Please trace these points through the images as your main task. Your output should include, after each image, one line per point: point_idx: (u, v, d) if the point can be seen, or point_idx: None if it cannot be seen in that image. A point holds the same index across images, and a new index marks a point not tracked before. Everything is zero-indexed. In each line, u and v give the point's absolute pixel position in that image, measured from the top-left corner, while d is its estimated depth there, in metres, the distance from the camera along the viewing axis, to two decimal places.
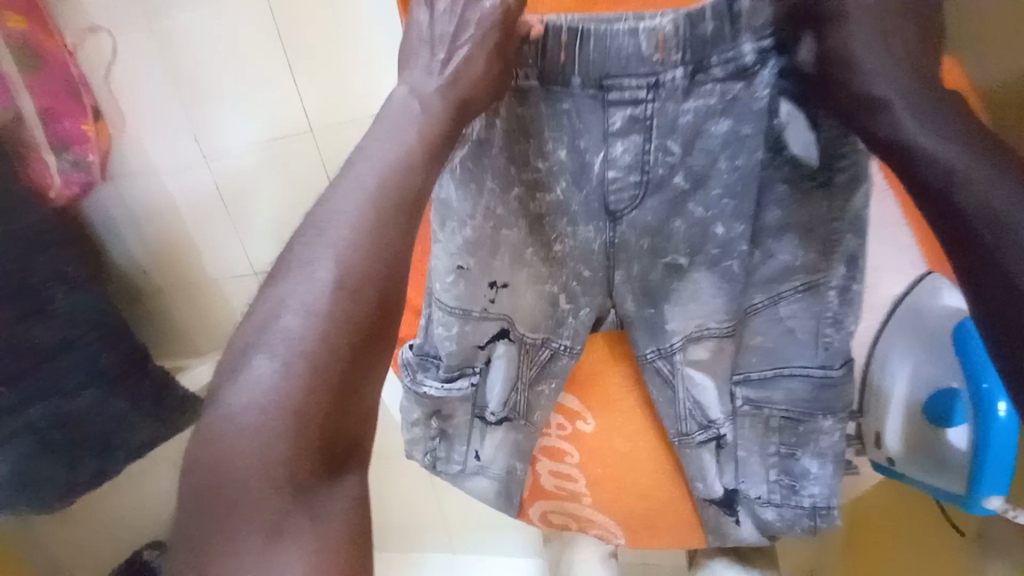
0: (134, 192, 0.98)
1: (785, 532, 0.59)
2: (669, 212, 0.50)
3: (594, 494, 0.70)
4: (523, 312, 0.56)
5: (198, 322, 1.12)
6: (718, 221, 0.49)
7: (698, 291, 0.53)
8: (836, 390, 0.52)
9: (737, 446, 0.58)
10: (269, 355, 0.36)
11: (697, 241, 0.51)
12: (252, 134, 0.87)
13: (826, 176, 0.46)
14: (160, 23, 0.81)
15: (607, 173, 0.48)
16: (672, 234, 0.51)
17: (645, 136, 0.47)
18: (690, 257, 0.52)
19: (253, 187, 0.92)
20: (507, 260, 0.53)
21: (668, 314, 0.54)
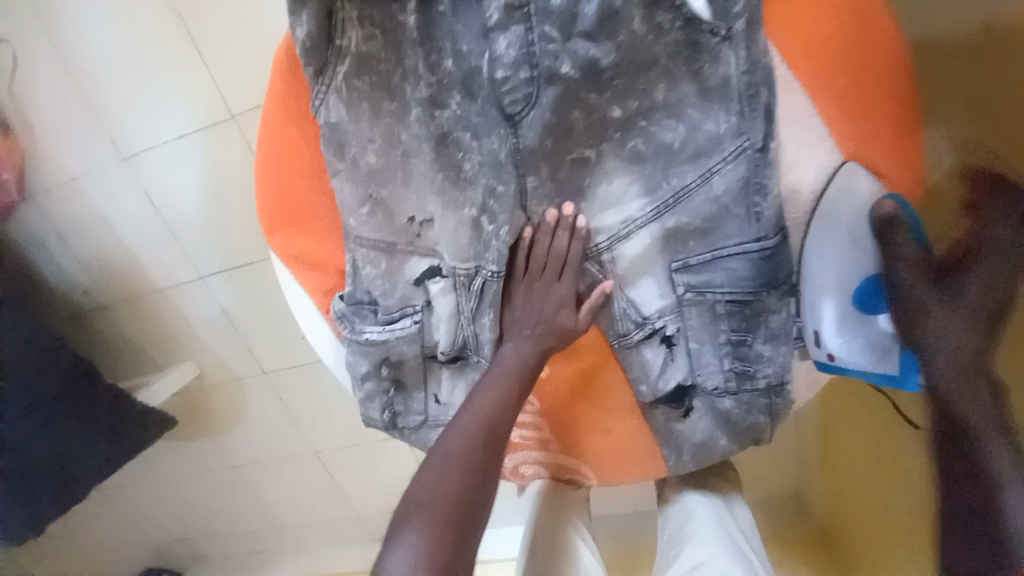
0: (54, 199, 1.15)
1: (743, 418, 0.61)
2: (567, 105, 0.50)
3: (560, 437, 0.70)
4: (448, 243, 0.56)
5: (145, 323, 1.28)
6: (613, 103, 0.50)
7: (613, 187, 0.54)
8: (775, 260, 0.54)
9: (688, 338, 0.60)
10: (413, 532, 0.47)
11: (597, 128, 0.51)
12: (173, 131, 1.04)
13: (726, 29, 0.46)
14: (64, 46, 1.00)
15: (496, 73, 0.49)
16: (573, 128, 0.51)
17: (525, 25, 0.48)
18: (596, 148, 0.53)
19: (175, 183, 1.10)
20: (420, 190, 0.54)
21: (590, 216, 0.56)
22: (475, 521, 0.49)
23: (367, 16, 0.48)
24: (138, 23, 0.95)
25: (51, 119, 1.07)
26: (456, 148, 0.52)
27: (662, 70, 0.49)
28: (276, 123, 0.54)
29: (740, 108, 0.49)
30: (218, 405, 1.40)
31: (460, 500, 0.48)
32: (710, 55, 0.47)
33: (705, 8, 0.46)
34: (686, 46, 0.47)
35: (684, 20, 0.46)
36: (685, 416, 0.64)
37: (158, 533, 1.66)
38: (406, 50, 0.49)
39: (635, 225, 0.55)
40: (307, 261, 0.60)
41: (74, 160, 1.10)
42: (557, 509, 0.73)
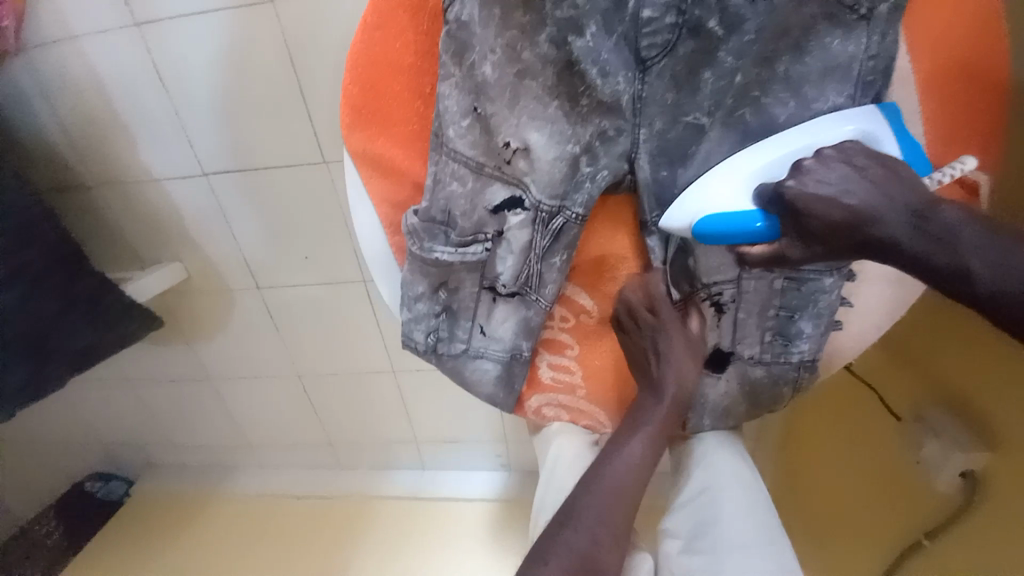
0: (46, 56, 1.02)
1: (769, 386, 0.67)
2: (698, 62, 0.51)
3: (590, 386, 0.72)
4: (539, 176, 0.55)
5: (132, 214, 1.19)
6: (739, 70, 0.51)
7: (711, 153, 0.53)
8: None
9: (738, 308, 0.63)
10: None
11: (720, 96, 0.52)
12: (201, 5, 0.94)
13: (867, 9, 0.47)
14: None
15: (642, 12, 0.49)
16: (700, 86, 0.52)
17: None
18: (711, 116, 0.53)
19: (193, 65, 1.00)
20: (524, 117, 0.52)
21: (682, 179, 0.55)
22: None
23: None
24: None
25: None
26: (580, 80, 0.51)
27: (794, 41, 0.49)
28: (389, 9, 0.51)
29: (853, 93, 0.50)
30: (200, 314, 1.33)
31: None
32: (846, 33, 0.48)
33: None
34: (827, 20, 0.48)
35: None
36: (717, 379, 0.68)
37: (110, 434, 1.60)
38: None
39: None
40: (383, 168, 0.57)
41: (80, 17, 0.98)
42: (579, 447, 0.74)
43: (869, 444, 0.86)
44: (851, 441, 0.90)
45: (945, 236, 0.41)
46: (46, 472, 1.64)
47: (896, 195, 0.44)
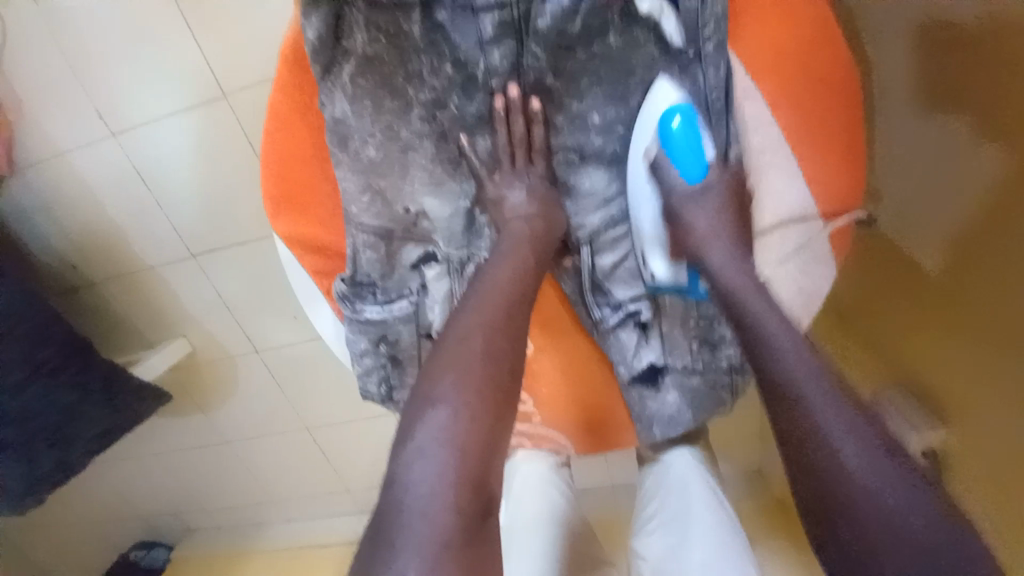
0: (42, 176, 1.15)
1: (706, 393, 0.69)
2: (552, 109, 0.59)
3: (543, 411, 0.75)
4: (440, 228, 0.63)
5: (135, 302, 1.30)
6: (594, 110, 0.58)
7: (592, 181, 0.63)
8: None
9: (660, 322, 0.67)
10: (422, 471, 0.43)
11: (580, 135, 0.60)
12: (164, 108, 1.05)
13: (696, 51, 0.56)
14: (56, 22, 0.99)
15: (492, 81, 0.58)
16: (558, 129, 0.60)
17: (516, 38, 0.56)
18: (581, 154, 0.62)
19: (167, 162, 1.11)
20: (416, 185, 0.60)
21: (573, 210, 0.65)
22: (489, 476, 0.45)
23: (371, 24, 0.54)
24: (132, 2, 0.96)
25: (43, 99, 1.06)
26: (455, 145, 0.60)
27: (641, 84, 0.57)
28: (281, 114, 0.57)
29: (705, 117, 0.58)
30: (210, 382, 1.43)
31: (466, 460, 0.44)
32: (683, 70, 0.56)
33: (677, 36, 0.55)
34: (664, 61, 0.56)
35: (656, 33, 0.55)
36: (657, 393, 0.69)
37: (146, 506, 1.69)
38: (416, 53, 0.56)
39: (613, 219, 0.65)
40: (310, 245, 0.63)
41: (66, 138, 1.10)
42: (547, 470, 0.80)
43: None
44: None
45: (769, 343, 0.51)
46: (88, 546, 1.74)
47: (733, 272, 0.57)
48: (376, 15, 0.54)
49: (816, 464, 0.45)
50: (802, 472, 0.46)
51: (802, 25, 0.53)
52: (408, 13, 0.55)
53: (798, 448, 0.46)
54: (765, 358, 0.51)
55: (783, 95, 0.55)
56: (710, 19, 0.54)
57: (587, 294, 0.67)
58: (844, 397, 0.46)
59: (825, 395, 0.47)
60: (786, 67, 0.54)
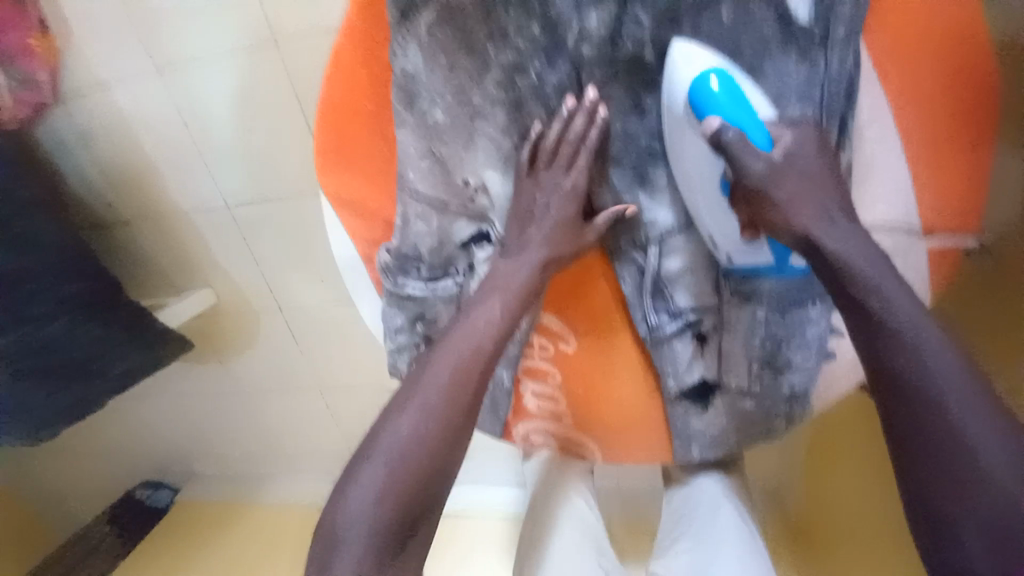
0: (86, 107, 1.14)
1: (760, 419, 0.65)
2: (640, 89, 0.56)
3: (575, 412, 0.71)
4: (499, 208, 0.59)
5: (165, 246, 1.29)
6: None
7: (675, 175, 0.58)
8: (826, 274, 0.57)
9: (722, 337, 0.62)
10: (378, 453, 0.48)
11: (668, 121, 0.56)
12: (215, 50, 1.02)
13: (824, 32, 0.50)
14: None
15: (582, 49, 0.54)
16: (645, 111, 0.57)
17: (619, 3, 0.53)
18: (663, 142, 0.58)
19: (211, 106, 1.08)
20: (480, 157, 0.57)
21: (646, 205, 0.61)
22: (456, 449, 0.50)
23: None
24: None
25: (95, 28, 1.04)
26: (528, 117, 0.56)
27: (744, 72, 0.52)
28: (346, 62, 0.54)
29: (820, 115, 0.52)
30: (230, 334, 1.42)
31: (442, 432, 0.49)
32: (802, 56, 0.51)
33: (803, 12, 0.51)
34: (779, 45, 0.52)
35: (778, 12, 0.51)
36: (703, 411, 0.66)
37: (155, 447, 1.72)
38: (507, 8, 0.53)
39: (688, 221, 0.60)
40: (357, 208, 0.59)
41: (115, 71, 1.08)
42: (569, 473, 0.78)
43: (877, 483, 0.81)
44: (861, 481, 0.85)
45: (923, 356, 0.43)
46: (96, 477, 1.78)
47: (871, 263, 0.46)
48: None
49: (970, 498, 0.41)
50: (946, 505, 0.42)
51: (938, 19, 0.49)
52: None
53: (945, 476, 0.42)
54: (925, 382, 0.43)
55: (908, 95, 0.50)
56: (846, 1, 0.49)
57: (646, 297, 0.63)
58: (1000, 418, 0.42)
59: (989, 428, 0.42)
60: (916, 63, 0.49)
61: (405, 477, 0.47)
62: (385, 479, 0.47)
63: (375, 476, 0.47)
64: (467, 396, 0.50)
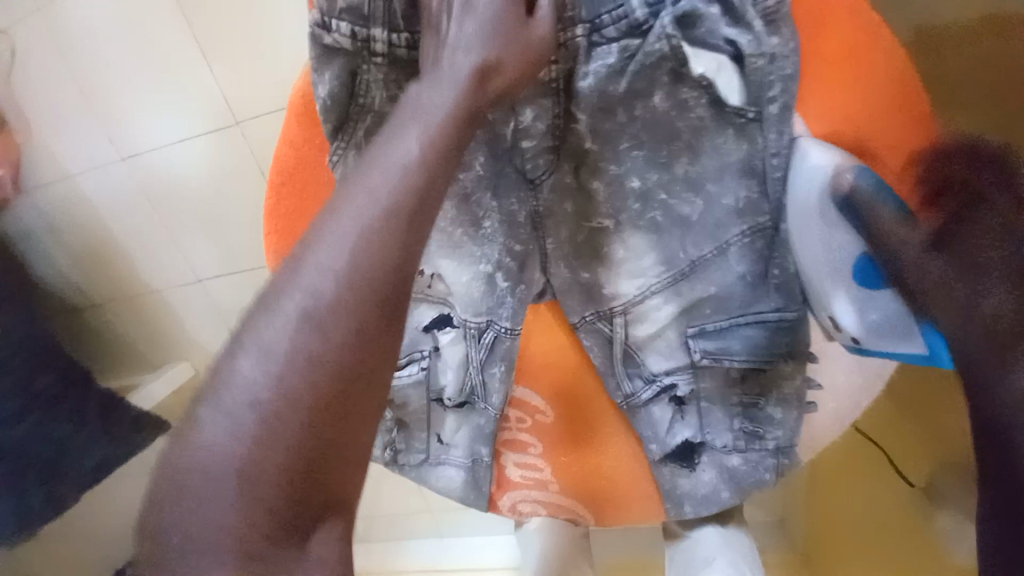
0: (48, 197, 1.13)
1: (749, 476, 0.63)
2: (587, 175, 0.56)
3: (561, 481, 0.68)
4: (460, 294, 0.59)
5: (137, 325, 1.27)
6: (632, 174, 0.55)
7: (631, 249, 0.57)
8: (792, 332, 0.56)
9: (699, 398, 0.61)
10: (233, 412, 0.33)
11: (615, 199, 0.56)
12: (173, 133, 1.01)
13: (756, 112, 0.51)
14: (65, 44, 0.96)
15: (522, 141, 0.56)
16: (593, 194, 0.57)
17: (551, 98, 0.54)
18: (615, 220, 0.57)
19: (173, 187, 1.07)
20: (433, 248, 0.57)
21: (606, 281, 0.59)
22: (317, 460, 0.34)
23: (391, 76, 0.51)
24: (142, 27, 0.93)
25: (53, 120, 1.04)
26: (478, 207, 0.56)
27: (686, 146, 0.53)
28: (290, 166, 0.54)
29: (761, 189, 0.53)
30: None
31: (295, 437, 0.34)
32: (739, 135, 0.52)
33: (735, 95, 0.51)
34: (715, 126, 0.52)
35: (712, 98, 0.51)
36: (691, 471, 0.64)
37: None
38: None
39: (653, 288, 0.58)
40: None
41: (74, 160, 1.08)
42: (563, 537, 0.77)
43: (886, 523, 0.78)
44: (869, 520, 0.82)
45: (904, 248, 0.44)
46: None
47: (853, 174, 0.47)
48: (394, 72, 0.51)
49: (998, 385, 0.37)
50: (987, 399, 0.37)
51: (867, 82, 0.50)
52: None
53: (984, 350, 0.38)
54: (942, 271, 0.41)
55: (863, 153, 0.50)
56: (774, 82, 0.50)
57: (615, 364, 0.62)
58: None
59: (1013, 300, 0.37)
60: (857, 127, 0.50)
61: (269, 454, 0.33)
62: (247, 452, 0.33)
63: (229, 445, 0.33)
64: (329, 354, 0.35)
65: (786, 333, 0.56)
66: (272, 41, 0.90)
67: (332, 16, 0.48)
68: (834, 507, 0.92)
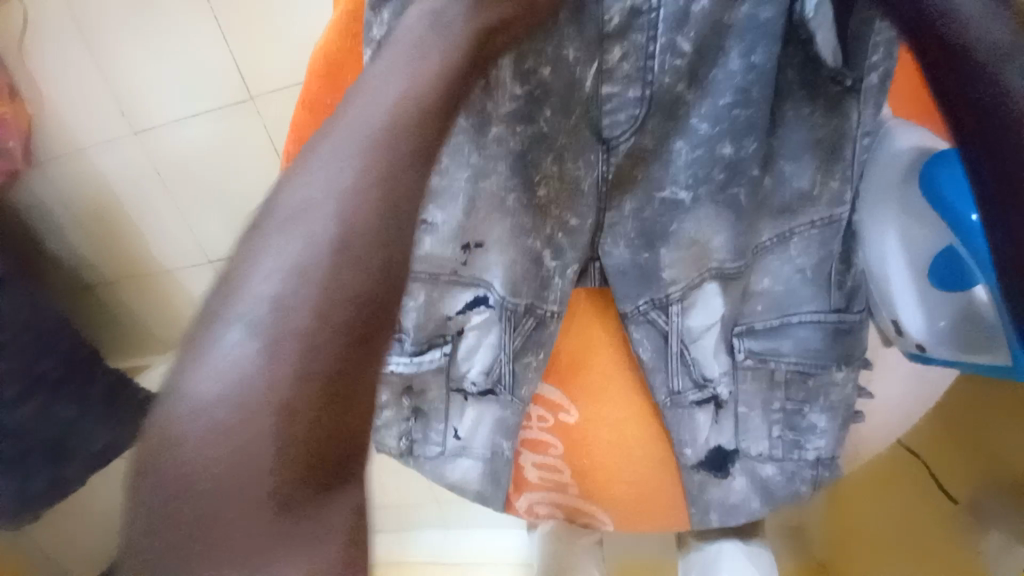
0: (59, 168, 1.10)
1: (784, 486, 0.59)
2: (666, 132, 0.48)
3: (580, 484, 0.64)
4: (502, 272, 0.53)
5: (145, 303, 1.24)
6: (724, 139, 0.47)
7: (694, 230, 0.51)
8: (852, 336, 0.52)
9: (737, 402, 0.57)
10: (246, 323, 0.26)
11: (700, 166, 0.49)
12: (187, 105, 0.98)
13: (854, 81, 0.44)
14: (79, 7, 0.93)
15: (601, 88, 0.46)
16: (672, 157, 0.49)
17: (646, 31, 0.43)
18: (690, 190, 0.50)
19: (184, 162, 1.04)
20: (484, 214, 0.51)
21: (663, 260, 0.53)
22: (341, 408, 0.26)
23: None
24: None
25: (67, 90, 1.01)
26: (532, 169, 0.50)
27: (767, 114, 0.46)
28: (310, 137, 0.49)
29: (846, 174, 0.47)
30: None
31: (305, 365, 0.26)
32: (829, 107, 0.46)
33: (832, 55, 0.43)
34: (795, 95, 0.46)
35: (808, 58, 0.45)
36: (723, 480, 0.60)
37: None
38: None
39: (709, 272, 0.52)
40: None
41: (86, 130, 1.05)
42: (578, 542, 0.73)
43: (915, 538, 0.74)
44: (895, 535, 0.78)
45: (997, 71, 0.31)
46: None
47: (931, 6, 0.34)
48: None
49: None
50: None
51: None
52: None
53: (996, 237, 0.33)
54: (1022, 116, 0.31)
55: None
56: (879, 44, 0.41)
57: (677, 354, 0.56)
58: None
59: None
60: None
61: (282, 393, 0.25)
62: (264, 369, 0.25)
63: (237, 367, 0.25)
64: (350, 274, 0.28)
65: (845, 336, 0.51)
66: (295, 11, 0.86)
67: None
68: (854, 520, 0.87)
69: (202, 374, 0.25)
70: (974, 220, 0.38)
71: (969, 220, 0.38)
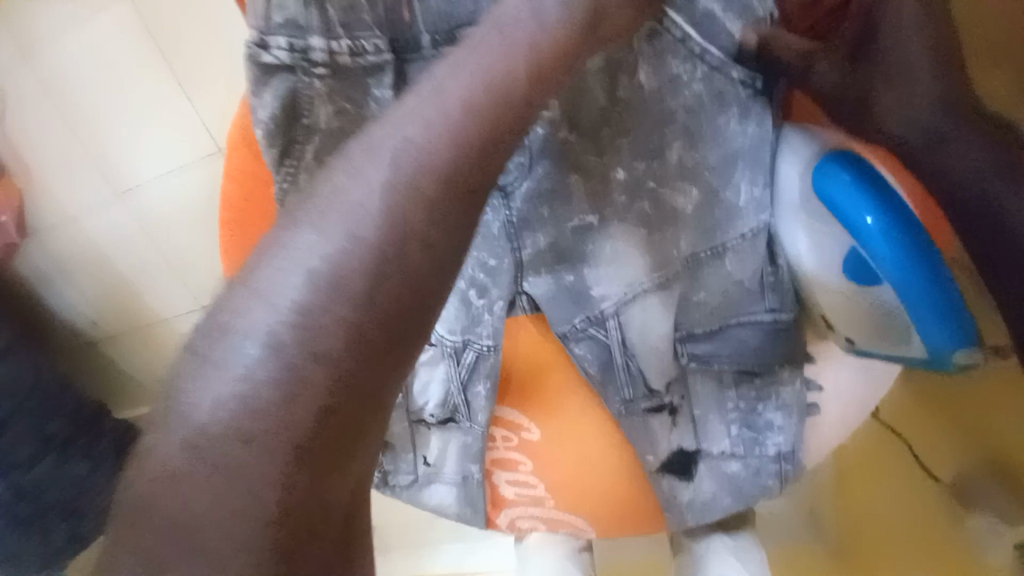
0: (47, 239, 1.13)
1: (753, 484, 0.58)
2: (565, 170, 0.51)
3: (558, 498, 0.63)
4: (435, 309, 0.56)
5: None
6: (619, 165, 0.50)
7: (618, 246, 0.51)
8: (785, 334, 0.54)
9: (693, 407, 0.57)
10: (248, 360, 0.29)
11: (597, 194, 0.51)
12: (158, 166, 1.02)
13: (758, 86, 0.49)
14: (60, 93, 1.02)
15: None
16: (572, 190, 0.51)
17: None
18: (598, 214, 0.51)
19: (163, 218, 1.06)
20: None
21: (592, 278, 0.53)
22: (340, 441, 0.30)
23: (336, 90, 0.47)
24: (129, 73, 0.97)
25: (47, 164, 1.07)
26: None
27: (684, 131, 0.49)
28: (235, 198, 0.55)
29: (762, 185, 0.50)
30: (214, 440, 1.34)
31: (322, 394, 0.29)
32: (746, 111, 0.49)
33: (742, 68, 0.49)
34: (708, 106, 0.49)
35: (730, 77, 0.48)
36: (691, 482, 0.59)
37: None
38: None
39: (643, 285, 0.52)
40: None
41: (67, 196, 1.08)
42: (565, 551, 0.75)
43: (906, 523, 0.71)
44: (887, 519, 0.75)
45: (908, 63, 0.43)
46: None
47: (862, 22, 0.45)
48: (342, 85, 0.47)
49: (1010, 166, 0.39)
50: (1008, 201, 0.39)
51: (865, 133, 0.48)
52: (379, 78, 0.47)
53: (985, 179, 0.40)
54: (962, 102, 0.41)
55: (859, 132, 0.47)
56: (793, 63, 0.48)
57: (618, 368, 0.55)
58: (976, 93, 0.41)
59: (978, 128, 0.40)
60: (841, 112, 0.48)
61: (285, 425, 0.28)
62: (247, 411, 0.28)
63: (234, 372, 0.28)
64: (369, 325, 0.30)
65: (783, 335, 0.53)
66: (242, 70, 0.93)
67: (269, 33, 0.46)
68: None
69: (208, 381, 0.28)
70: (867, 223, 0.41)
71: (867, 225, 0.42)
